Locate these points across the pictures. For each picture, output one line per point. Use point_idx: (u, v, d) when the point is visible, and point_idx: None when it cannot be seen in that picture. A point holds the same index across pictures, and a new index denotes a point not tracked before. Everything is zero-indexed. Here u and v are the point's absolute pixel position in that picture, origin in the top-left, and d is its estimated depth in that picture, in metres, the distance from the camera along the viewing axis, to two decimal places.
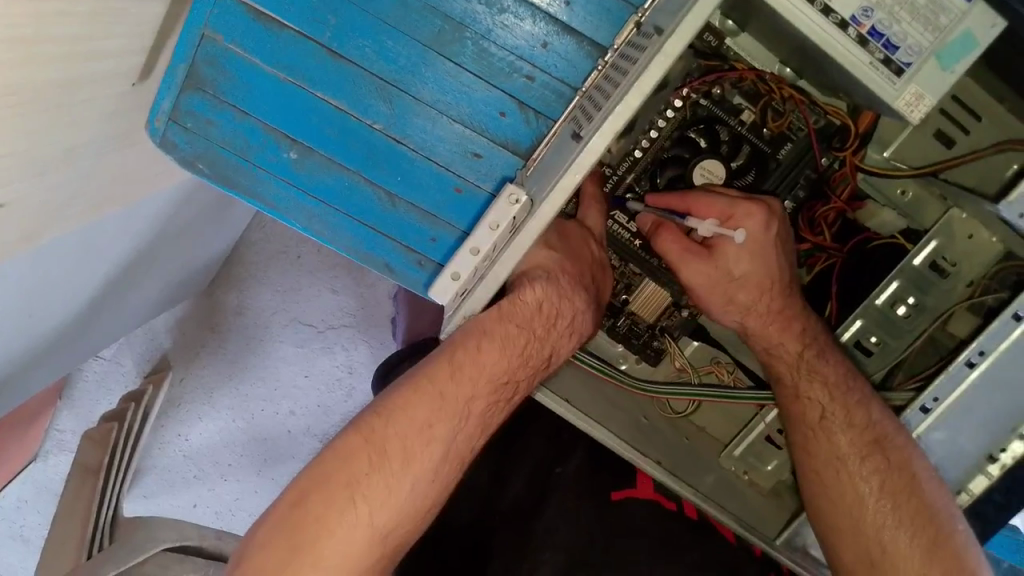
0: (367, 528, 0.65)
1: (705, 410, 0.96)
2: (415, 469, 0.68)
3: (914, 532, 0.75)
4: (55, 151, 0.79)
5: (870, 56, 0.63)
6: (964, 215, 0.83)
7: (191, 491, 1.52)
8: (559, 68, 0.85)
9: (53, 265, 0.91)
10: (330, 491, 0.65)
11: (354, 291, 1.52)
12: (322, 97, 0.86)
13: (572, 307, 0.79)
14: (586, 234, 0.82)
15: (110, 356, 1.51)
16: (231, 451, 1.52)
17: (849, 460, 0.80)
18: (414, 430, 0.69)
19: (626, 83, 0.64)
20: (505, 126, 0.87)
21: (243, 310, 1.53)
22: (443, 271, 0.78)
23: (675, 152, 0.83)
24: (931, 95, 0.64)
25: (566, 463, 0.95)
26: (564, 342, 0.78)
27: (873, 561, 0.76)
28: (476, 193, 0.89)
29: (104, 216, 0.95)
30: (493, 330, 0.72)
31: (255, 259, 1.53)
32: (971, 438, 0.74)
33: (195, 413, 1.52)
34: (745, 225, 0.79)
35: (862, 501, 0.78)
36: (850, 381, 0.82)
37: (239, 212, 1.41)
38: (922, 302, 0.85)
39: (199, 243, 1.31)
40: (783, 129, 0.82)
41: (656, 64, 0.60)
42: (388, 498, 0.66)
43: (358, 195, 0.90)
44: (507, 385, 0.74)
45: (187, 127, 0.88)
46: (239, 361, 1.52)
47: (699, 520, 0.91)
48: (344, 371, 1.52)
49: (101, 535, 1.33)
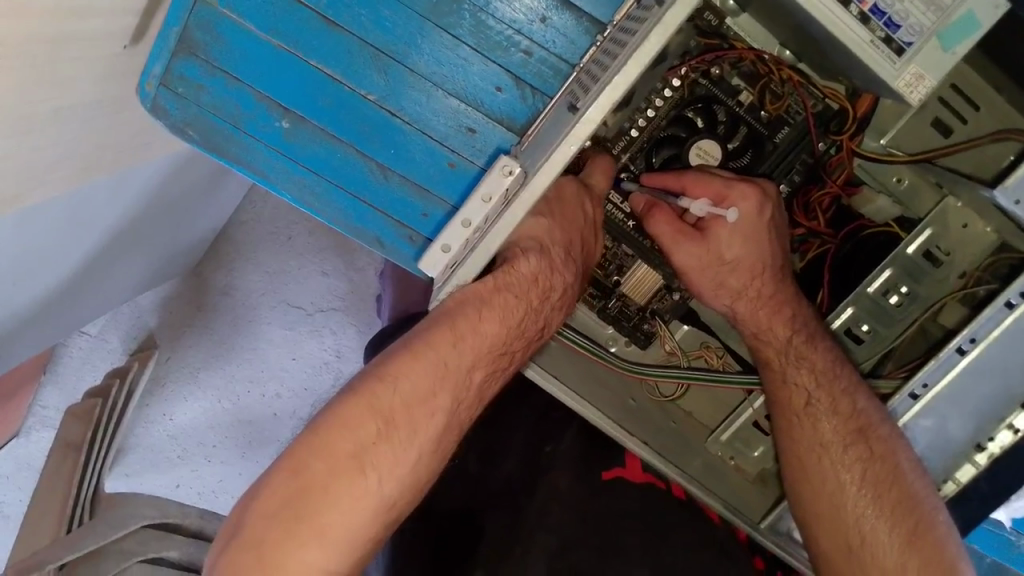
0: (375, 498, 0.67)
1: (692, 395, 0.95)
2: (421, 437, 0.70)
3: (893, 523, 0.75)
4: (41, 110, 0.77)
5: (871, 35, 0.63)
6: (959, 204, 0.83)
7: (174, 472, 1.51)
8: (557, 44, 0.84)
9: (36, 231, 0.89)
10: (336, 461, 0.66)
11: (345, 275, 1.52)
12: (315, 65, 0.85)
13: (563, 281, 0.80)
14: (580, 195, 0.80)
15: (96, 332, 1.49)
16: (216, 432, 1.51)
17: (832, 446, 0.80)
18: (418, 398, 0.70)
19: (625, 54, 0.63)
20: (500, 101, 0.86)
21: (230, 290, 1.51)
22: (432, 243, 0.75)
23: (671, 131, 0.82)
24: (931, 76, 0.63)
25: (556, 442, 0.96)
26: (555, 315, 0.80)
27: (852, 547, 0.76)
28: (468, 169, 0.89)
29: (91, 182, 0.93)
30: (491, 299, 0.73)
31: (244, 239, 1.52)
32: (960, 424, 0.73)
33: (181, 393, 1.51)
34: (740, 203, 0.79)
35: (843, 488, 0.79)
36: (837, 369, 0.81)
37: (230, 188, 1.40)
38: (914, 291, 0.85)
39: (191, 220, 1.31)
40: (781, 111, 0.82)
41: (657, 33, 0.59)
42: (395, 467, 0.68)
43: (350, 167, 0.89)
44: (503, 356, 0.76)
45: (177, 92, 0.86)
46: (226, 342, 1.51)
47: (687, 502, 0.92)
48: (332, 355, 1.52)
49: (82, 509, 1.33)
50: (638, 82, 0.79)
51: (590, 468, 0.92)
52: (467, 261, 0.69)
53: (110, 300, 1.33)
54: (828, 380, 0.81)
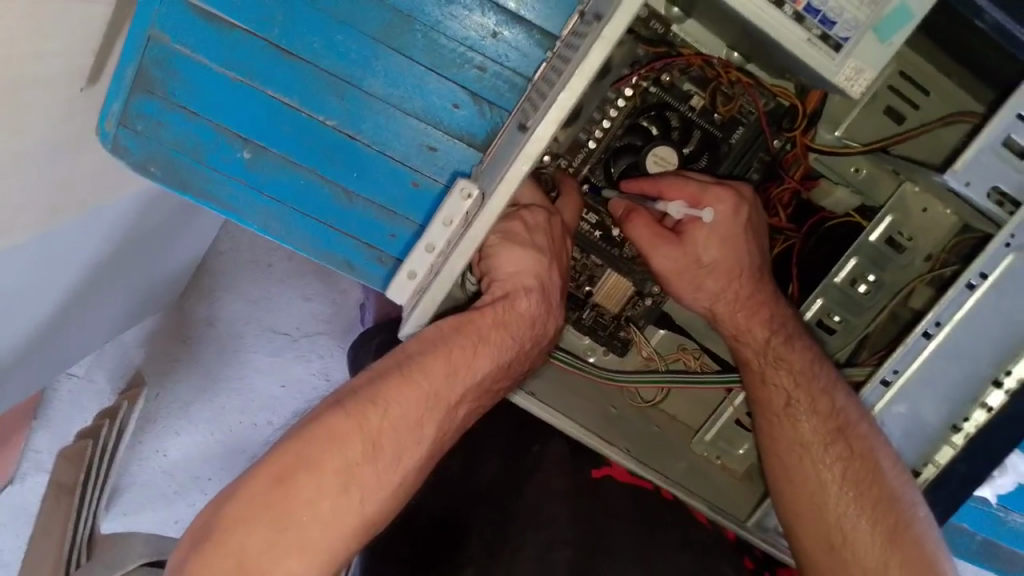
0: (357, 514, 0.67)
1: (674, 397, 0.96)
2: (405, 461, 0.71)
3: (874, 520, 0.77)
4: (0, 157, 0.77)
5: (807, 33, 0.64)
6: (916, 188, 0.84)
7: (170, 508, 1.49)
8: (510, 58, 0.85)
9: (9, 277, 0.90)
10: (320, 475, 0.66)
11: (327, 297, 1.56)
12: (273, 95, 0.86)
13: (552, 325, 0.81)
14: (565, 233, 0.82)
15: (83, 373, 1.49)
16: (210, 465, 1.50)
17: (813, 447, 0.81)
18: (408, 425, 0.71)
19: (569, 70, 0.64)
20: (459, 118, 0.87)
21: (214, 321, 1.54)
22: (398, 270, 0.76)
23: (627, 141, 0.83)
24: (870, 68, 0.65)
25: (545, 442, 0.96)
26: (540, 359, 0.82)
27: (833, 544, 0.78)
28: (432, 187, 0.89)
29: (58, 226, 0.94)
30: (489, 334, 0.75)
31: (225, 268, 1.55)
32: (934, 409, 0.74)
33: (173, 428, 1.51)
34: (712, 205, 0.80)
35: (824, 487, 0.80)
36: (814, 368, 0.82)
37: (206, 222, 1.41)
38: (881, 279, 0.86)
39: (167, 254, 1.30)
40: (734, 112, 0.83)
41: (597, 50, 0.61)
42: (381, 489, 0.69)
43: (315, 192, 0.90)
44: (489, 395, 0.77)
45: (137, 130, 0.86)
46: (213, 374, 1.52)
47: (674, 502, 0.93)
48: (321, 378, 1.54)
49: (79, 552, 1.30)
50: (587, 95, 0.79)
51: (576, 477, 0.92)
52: (432, 288, 0.69)
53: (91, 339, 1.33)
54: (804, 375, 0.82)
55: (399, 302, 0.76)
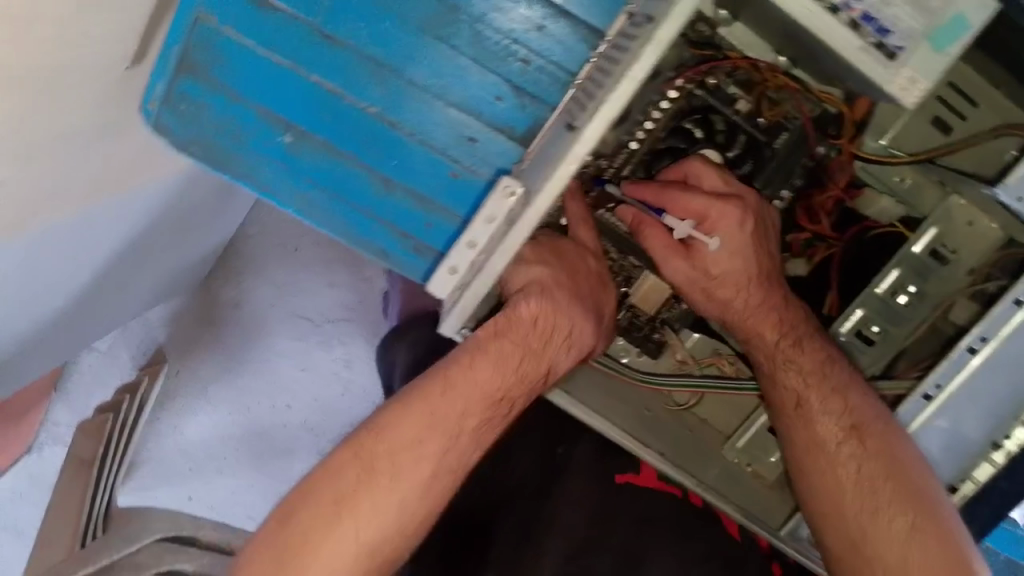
0: (355, 544, 0.68)
1: (707, 402, 0.96)
2: (404, 485, 0.72)
3: (892, 516, 0.75)
4: (45, 133, 0.78)
5: (861, 41, 0.61)
6: (963, 201, 0.83)
7: (186, 484, 1.51)
8: (553, 52, 0.84)
9: (51, 251, 0.92)
10: (318, 507, 0.69)
11: (351, 285, 1.55)
12: (316, 80, 0.85)
13: (570, 320, 0.80)
14: (582, 252, 0.82)
15: (105, 348, 1.52)
16: (228, 444, 1.52)
17: (827, 444, 0.80)
18: (404, 445, 0.72)
19: (616, 70, 0.64)
20: (500, 110, 0.86)
21: (241, 303, 1.55)
22: (439, 266, 0.75)
23: (671, 143, 0.82)
24: (925, 78, 0.62)
25: (570, 443, 0.96)
26: (563, 356, 0.80)
27: (854, 540, 0.76)
28: (471, 178, 0.89)
29: (102, 202, 0.95)
30: (487, 346, 0.76)
31: (252, 253, 1.56)
32: (976, 425, 0.74)
33: (193, 406, 1.52)
34: (720, 230, 0.81)
35: (840, 484, 0.78)
36: (827, 368, 0.81)
37: (236, 208, 1.43)
38: (922, 291, 0.85)
39: (198, 234, 1.32)
40: (779, 118, 0.81)
41: (649, 52, 0.61)
42: (374, 516, 0.70)
43: (354, 180, 0.90)
44: (502, 402, 0.77)
45: (180, 109, 0.86)
46: (237, 355, 1.53)
47: (704, 508, 0.93)
48: (342, 365, 1.54)
49: (95, 526, 1.33)
50: (638, 97, 0.76)
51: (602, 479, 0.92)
52: (473, 287, 0.70)
53: (118, 316, 1.34)
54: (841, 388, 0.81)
55: (439, 298, 0.75)
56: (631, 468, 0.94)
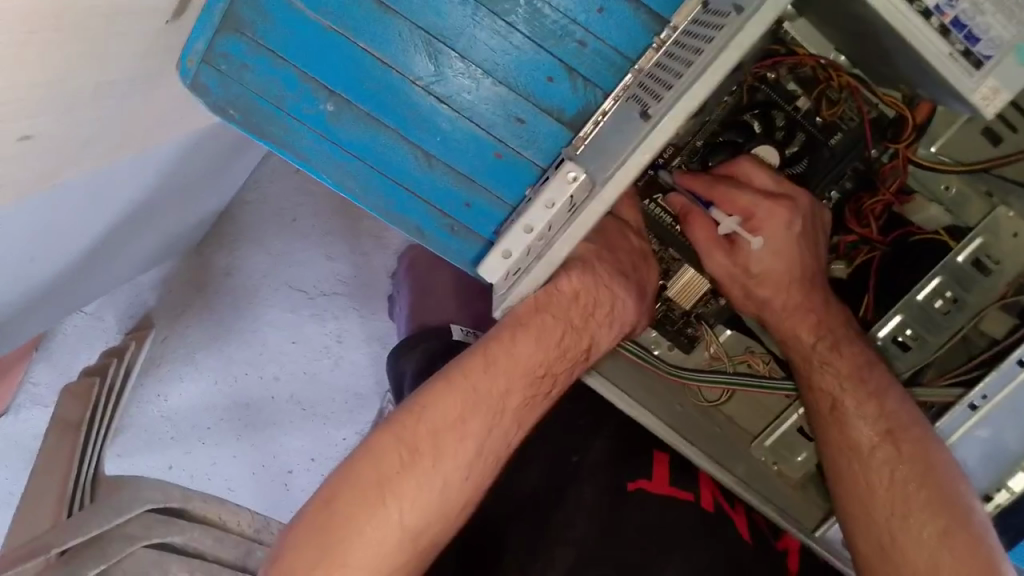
0: (398, 527, 0.68)
1: (736, 399, 0.95)
2: (447, 463, 0.71)
3: (923, 521, 0.71)
4: (85, 85, 0.74)
5: (950, 47, 0.60)
6: (1011, 214, 0.83)
7: (167, 453, 1.49)
8: (613, 35, 0.82)
9: (59, 209, 0.89)
10: (364, 489, 0.68)
11: (349, 258, 1.53)
12: (364, 48, 0.82)
13: (611, 296, 0.79)
14: (625, 229, 0.83)
15: (92, 311, 1.48)
16: (211, 414, 1.50)
17: (861, 451, 0.77)
18: (447, 424, 0.71)
19: (698, 63, 0.61)
20: (551, 92, 0.84)
21: (232, 271, 1.51)
22: (492, 250, 0.75)
23: (728, 136, 0.82)
24: (1008, 90, 0.60)
25: (584, 452, 0.95)
26: (603, 332, 0.79)
27: (884, 546, 0.72)
28: (516, 160, 0.87)
29: (118, 162, 0.92)
30: (529, 321, 0.74)
31: (248, 219, 1.52)
32: (1018, 436, 0.72)
33: (178, 372, 1.50)
34: (765, 230, 0.80)
35: (872, 491, 0.75)
36: (864, 373, 0.80)
37: (236, 170, 1.40)
38: (962, 298, 0.84)
39: (199, 195, 1.30)
40: (836, 117, 0.81)
41: (732, 47, 0.57)
42: (419, 496, 0.69)
43: (394, 154, 0.87)
44: (544, 379, 0.76)
45: (220, 69, 0.83)
46: (226, 324, 1.51)
47: (714, 513, 0.88)
48: (333, 340, 1.51)
49: (82, 493, 1.29)
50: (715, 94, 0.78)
51: (621, 476, 0.90)
52: (532, 272, 0.68)
53: (114, 275, 1.31)
54: (880, 394, 0.78)
55: (490, 282, 0.76)
56: (642, 475, 0.91)
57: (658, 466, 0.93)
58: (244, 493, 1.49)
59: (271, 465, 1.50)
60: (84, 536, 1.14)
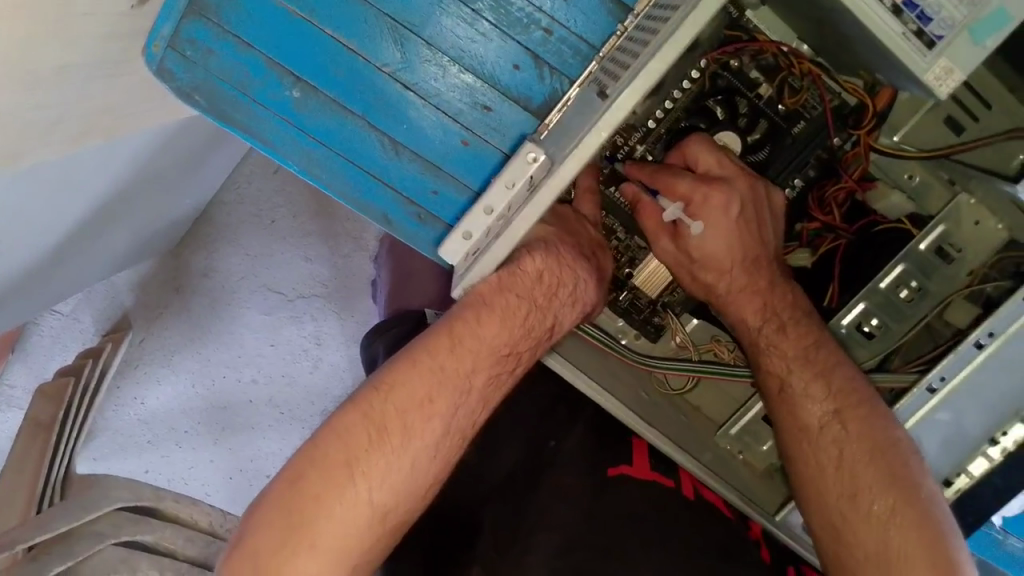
0: (367, 505, 0.67)
1: (700, 388, 0.96)
2: (414, 443, 0.70)
3: (874, 499, 0.72)
4: (47, 65, 0.74)
5: (903, 27, 0.61)
6: (973, 201, 0.84)
7: (142, 457, 1.49)
8: (578, 23, 0.83)
9: (24, 196, 0.88)
10: (329, 468, 0.67)
11: (329, 260, 1.51)
12: (330, 34, 0.82)
13: (574, 277, 0.80)
14: (581, 219, 0.83)
15: (67, 312, 1.47)
16: (189, 417, 1.50)
17: (812, 432, 0.78)
18: (414, 404, 0.70)
19: (656, 42, 0.61)
20: (519, 79, 0.85)
21: (209, 272, 1.50)
22: (453, 231, 0.76)
23: (691, 122, 0.83)
24: (960, 70, 0.62)
25: (561, 437, 0.95)
26: (566, 311, 0.80)
27: (839, 529, 0.73)
28: (483, 148, 0.87)
29: (83, 150, 0.91)
30: (493, 301, 0.74)
31: (226, 220, 1.51)
32: (978, 419, 0.73)
33: (155, 375, 1.49)
34: (705, 216, 0.79)
35: (823, 473, 0.76)
36: (811, 354, 0.80)
37: (212, 171, 1.40)
38: (925, 286, 0.85)
39: (173, 192, 1.29)
40: (799, 105, 0.82)
41: (691, 21, 0.58)
42: (388, 474, 0.69)
43: (360, 141, 0.87)
44: (509, 357, 0.76)
45: (186, 55, 0.82)
46: (204, 326, 1.50)
47: (696, 501, 0.88)
48: (311, 342, 1.50)
49: (53, 491, 1.29)
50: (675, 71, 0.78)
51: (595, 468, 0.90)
52: (491, 250, 0.68)
53: (86, 272, 1.30)
54: (827, 372, 0.79)
55: (450, 263, 0.76)
56: (624, 461, 0.91)
57: (638, 450, 0.93)
58: (220, 498, 1.49)
59: (247, 470, 1.49)
60: (52, 531, 1.12)
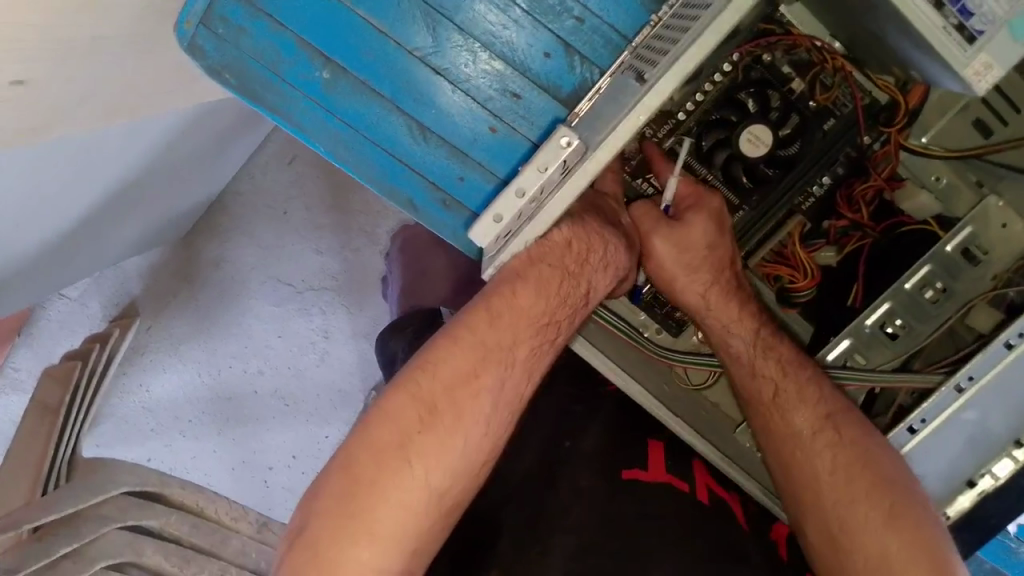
0: (424, 489, 0.67)
1: (720, 385, 0.96)
2: (465, 423, 0.71)
3: (835, 454, 0.77)
4: (80, 37, 0.74)
5: (944, 20, 0.61)
6: (1001, 203, 0.85)
7: (146, 445, 1.49)
8: (610, 12, 0.83)
9: (46, 172, 0.88)
10: (383, 455, 0.67)
11: (339, 254, 1.49)
12: (363, 16, 0.82)
13: (603, 244, 0.80)
14: (601, 196, 0.84)
15: (76, 296, 1.47)
16: (194, 407, 1.49)
17: (783, 396, 0.81)
18: (460, 381, 0.71)
19: (694, 30, 0.61)
20: (549, 68, 0.85)
21: (221, 263, 1.49)
22: (485, 215, 0.76)
23: (722, 114, 0.84)
24: (999, 65, 0.61)
25: (577, 438, 0.94)
26: (598, 277, 0.80)
27: (817, 492, 0.76)
28: (513, 137, 0.87)
29: (106, 129, 0.91)
30: (526, 274, 0.75)
31: (238, 211, 1.49)
32: (1004, 417, 0.72)
33: (162, 363, 1.49)
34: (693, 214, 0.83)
35: (798, 437, 0.79)
36: (771, 341, 0.84)
37: (227, 162, 1.39)
38: (951, 288, 0.84)
39: (189, 178, 1.28)
40: (829, 102, 0.85)
41: (734, 7, 0.57)
42: (442, 454, 0.69)
43: (387, 125, 0.87)
44: (549, 326, 0.77)
45: (218, 32, 0.82)
46: (212, 316, 1.49)
47: (711, 506, 0.87)
48: (320, 335, 1.49)
49: (58, 474, 1.28)
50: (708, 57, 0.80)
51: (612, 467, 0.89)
52: (525, 233, 0.69)
53: (99, 257, 1.30)
54: (784, 358, 0.83)
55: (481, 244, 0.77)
56: (638, 465, 0.90)
57: (654, 454, 0.92)
58: (223, 488, 1.50)
59: (250, 461, 1.49)
60: (57, 513, 1.12)
